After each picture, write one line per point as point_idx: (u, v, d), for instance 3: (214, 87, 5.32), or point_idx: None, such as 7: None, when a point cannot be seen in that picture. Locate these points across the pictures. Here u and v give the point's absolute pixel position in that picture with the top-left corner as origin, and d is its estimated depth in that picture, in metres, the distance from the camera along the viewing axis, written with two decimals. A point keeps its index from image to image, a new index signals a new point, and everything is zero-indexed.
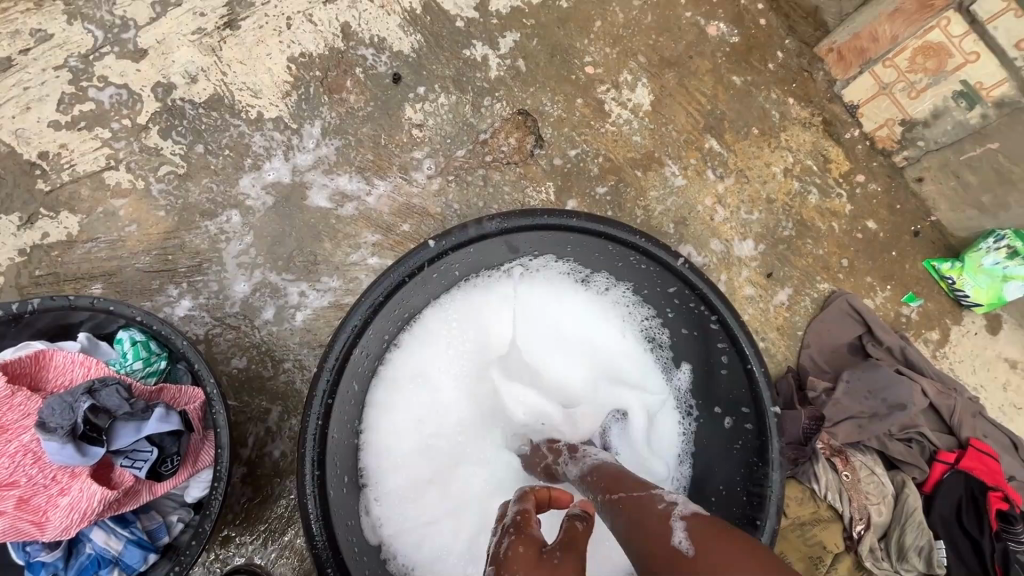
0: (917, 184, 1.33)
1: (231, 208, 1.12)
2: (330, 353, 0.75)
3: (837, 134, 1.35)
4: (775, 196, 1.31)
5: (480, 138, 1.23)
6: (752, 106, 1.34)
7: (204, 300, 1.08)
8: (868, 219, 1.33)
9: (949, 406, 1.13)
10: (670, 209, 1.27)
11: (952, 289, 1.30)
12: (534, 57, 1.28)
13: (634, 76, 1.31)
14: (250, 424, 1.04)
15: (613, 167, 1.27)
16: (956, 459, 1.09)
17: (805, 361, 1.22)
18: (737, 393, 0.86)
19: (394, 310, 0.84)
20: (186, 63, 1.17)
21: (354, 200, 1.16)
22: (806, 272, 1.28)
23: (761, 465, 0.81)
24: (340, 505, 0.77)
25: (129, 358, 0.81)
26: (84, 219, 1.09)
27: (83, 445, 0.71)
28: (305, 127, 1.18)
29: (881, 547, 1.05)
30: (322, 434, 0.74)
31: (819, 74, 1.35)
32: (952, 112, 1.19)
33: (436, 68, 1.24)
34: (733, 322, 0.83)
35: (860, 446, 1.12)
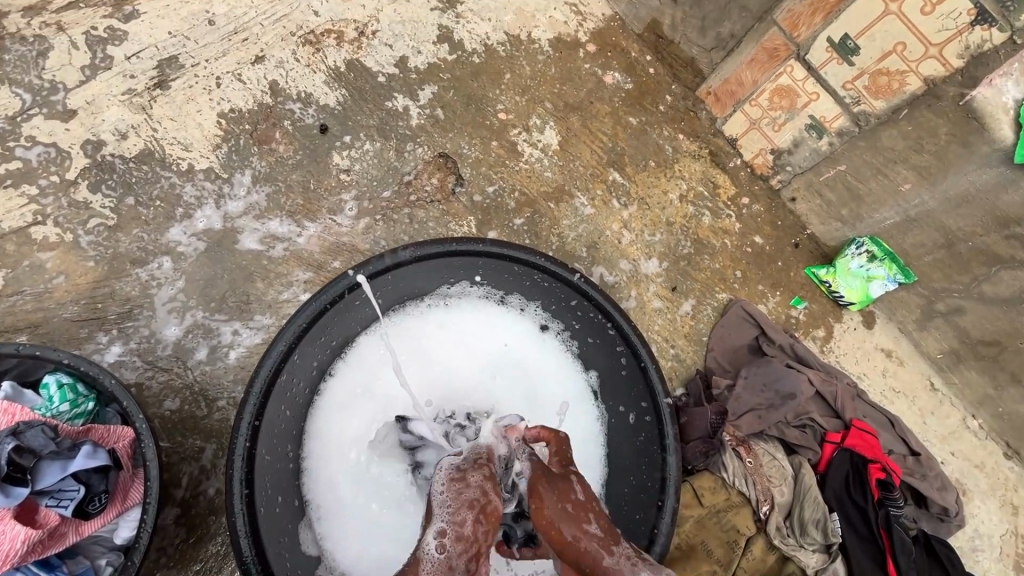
0: (791, 203, 1.53)
1: (162, 255, 1.17)
2: (256, 377, 0.82)
3: (722, 164, 1.55)
4: (673, 219, 1.48)
5: (405, 180, 1.34)
6: (648, 142, 1.52)
7: (135, 345, 1.11)
8: (755, 235, 1.51)
9: (833, 392, 1.28)
10: (581, 236, 1.41)
11: (830, 292, 1.49)
12: (451, 106, 1.42)
13: (542, 120, 1.47)
14: (184, 464, 1.05)
15: (528, 201, 1.40)
16: (842, 439, 1.23)
17: (710, 363, 1.36)
18: (637, 391, 0.96)
19: (320, 338, 0.91)
20: (116, 121, 1.23)
21: (284, 241, 1.23)
22: (705, 284, 1.44)
23: (660, 451, 0.92)
24: (271, 523, 0.82)
25: (55, 401, 0.82)
26: (9, 274, 1.11)
27: (7, 486, 0.74)
28: (235, 176, 1.25)
29: (787, 525, 1.17)
30: (250, 454, 0.80)
31: (702, 113, 1.57)
32: (808, 141, 1.41)
33: (360, 119, 1.36)
34: (627, 327, 0.95)
35: (762, 435, 1.25)
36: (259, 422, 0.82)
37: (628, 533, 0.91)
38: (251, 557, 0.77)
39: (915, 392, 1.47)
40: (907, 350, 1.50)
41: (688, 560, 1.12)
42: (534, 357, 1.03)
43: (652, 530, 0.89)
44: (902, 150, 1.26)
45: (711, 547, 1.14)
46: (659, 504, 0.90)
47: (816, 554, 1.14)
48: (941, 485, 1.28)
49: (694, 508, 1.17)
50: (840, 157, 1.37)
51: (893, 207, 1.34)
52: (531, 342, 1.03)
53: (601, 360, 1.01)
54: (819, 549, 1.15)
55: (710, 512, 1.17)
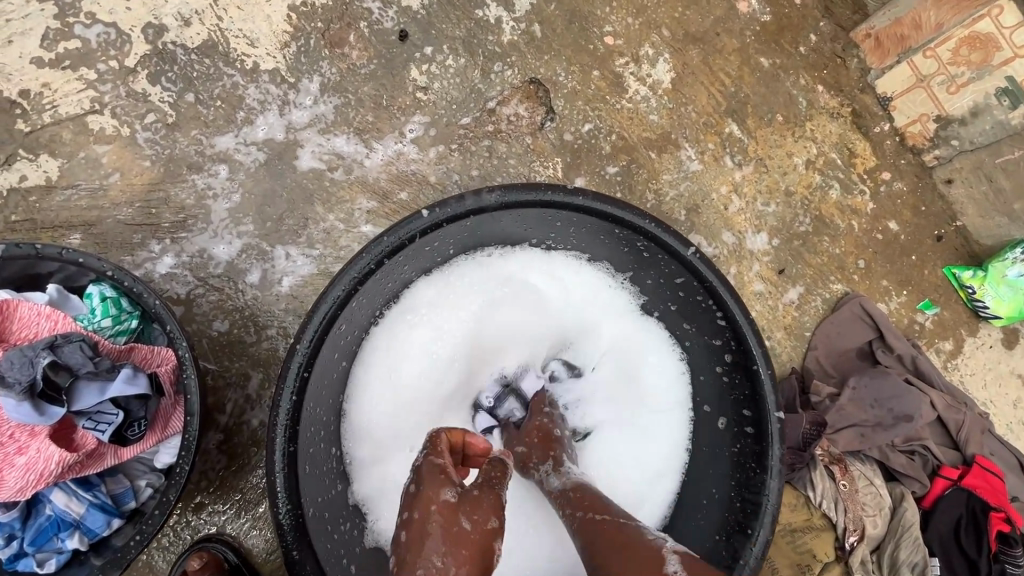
0: (945, 186, 1.26)
1: (219, 163, 1.06)
2: (309, 324, 0.69)
3: (865, 128, 1.27)
4: (794, 189, 1.24)
5: (488, 106, 1.16)
6: (779, 90, 1.26)
7: (187, 258, 1.03)
8: (890, 219, 1.26)
9: (958, 420, 1.09)
10: (683, 195, 1.20)
11: (970, 300, 1.24)
12: (551, 22, 1.20)
13: (655, 50, 1.23)
14: (230, 390, 1.00)
15: (626, 147, 1.20)
16: (959, 476, 1.05)
17: (810, 364, 1.17)
18: (737, 395, 0.81)
19: (382, 281, 0.78)
20: (180, 4, 1.09)
21: (349, 163, 1.10)
22: (819, 271, 1.23)
23: (759, 472, 0.76)
24: (310, 484, 0.71)
25: (97, 314, 0.76)
26: (64, 164, 1.03)
27: (41, 404, 0.67)
28: (302, 81, 1.11)
29: (873, 560, 1.02)
30: (296, 408, 0.69)
31: (853, 61, 1.27)
32: (993, 110, 1.15)
33: (445, 28, 1.17)
34: (741, 319, 0.77)
35: (861, 454, 1.08)
36: (308, 373, 0.70)
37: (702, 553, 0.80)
38: (287, 523, 0.67)
39: None
40: None
41: None
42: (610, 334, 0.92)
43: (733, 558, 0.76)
44: None
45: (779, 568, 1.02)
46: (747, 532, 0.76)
47: None
48: None
49: None
50: None
51: None
52: (611, 317, 0.91)
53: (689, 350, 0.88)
54: None
55: (784, 530, 1.04)
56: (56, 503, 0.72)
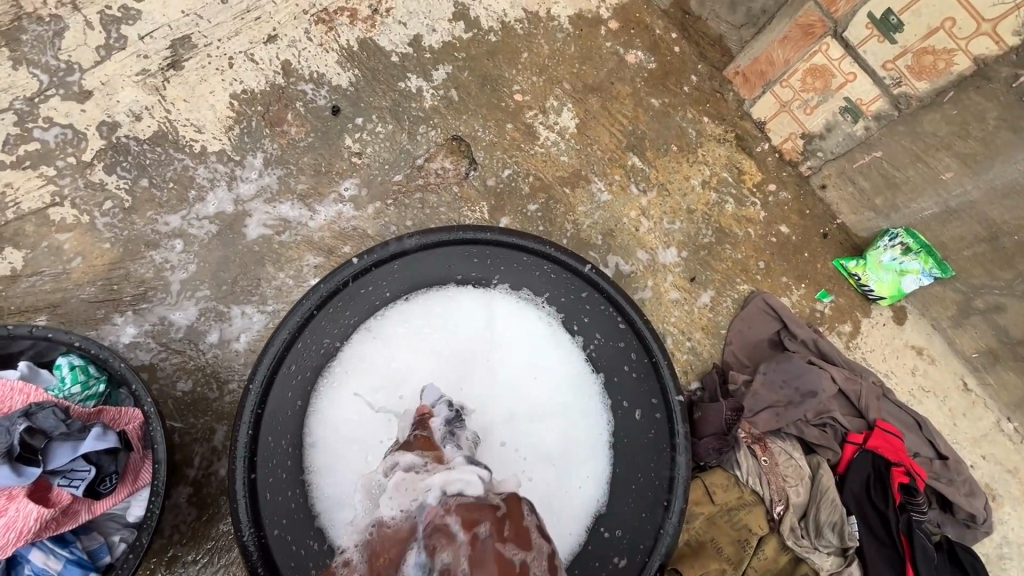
0: (821, 191, 1.46)
1: (175, 238, 1.17)
2: (258, 370, 0.83)
3: (748, 149, 1.47)
4: (694, 207, 1.42)
5: (417, 163, 1.32)
6: (670, 125, 1.46)
7: (149, 327, 1.12)
8: (780, 224, 1.45)
9: (857, 390, 1.23)
10: (598, 222, 1.37)
11: (858, 285, 1.42)
12: (466, 86, 1.38)
13: (559, 102, 1.42)
14: (197, 445, 1.07)
15: (543, 186, 1.36)
16: (864, 439, 1.18)
17: (728, 357, 1.32)
18: (645, 387, 0.94)
19: (325, 325, 0.90)
20: (131, 103, 1.23)
21: (295, 225, 1.22)
22: (726, 275, 1.39)
23: (670, 449, 0.90)
24: (273, 508, 0.81)
25: (67, 382, 0.84)
26: (29, 254, 1.12)
27: (18, 466, 0.74)
28: (247, 158, 1.24)
29: (801, 526, 1.13)
30: (253, 442, 0.81)
31: (729, 95, 1.49)
32: (842, 125, 1.33)
33: (372, 100, 1.33)
34: (637, 321, 0.93)
35: (780, 433, 1.20)
36: (263, 410, 0.83)
37: (632, 532, 0.89)
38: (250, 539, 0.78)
39: (947, 392, 1.41)
40: (940, 347, 1.42)
41: (698, 557, 1.10)
42: (547, 348, 0.96)
43: (658, 529, 0.88)
44: (945, 136, 1.18)
45: (721, 546, 1.12)
46: (665, 504, 0.88)
47: (830, 557, 1.10)
48: (969, 490, 1.22)
49: (705, 505, 1.14)
50: (876, 142, 1.29)
51: (931, 197, 1.26)
52: (546, 333, 0.97)
53: (614, 353, 0.96)
54: (834, 552, 1.11)
55: (721, 510, 1.14)
56: (34, 562, 0.78)
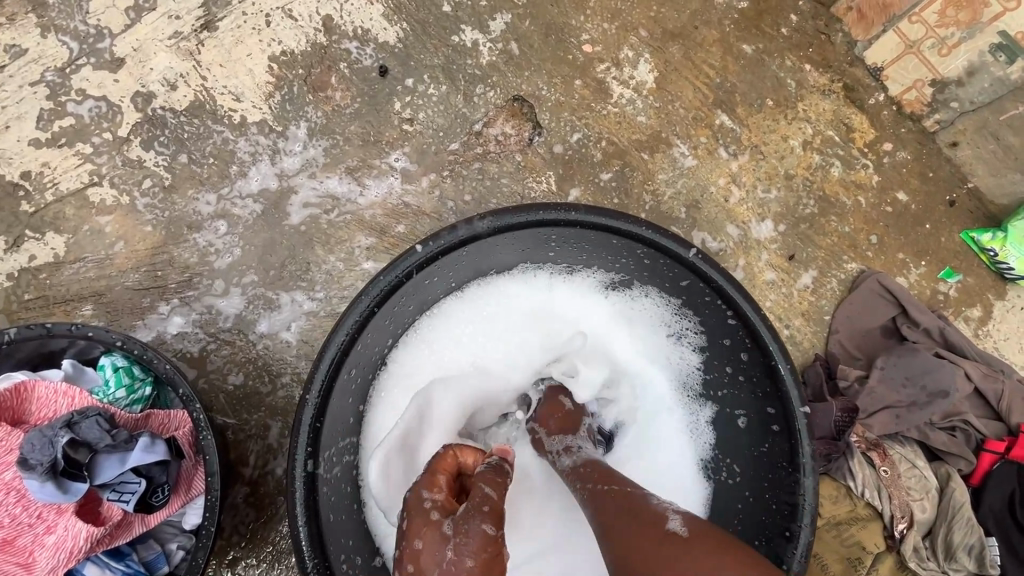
0: (951, 150, 1.22)
1: (218, 219, 1.08)
2: (313, 380, 0.69)
3: (860, 101, 1.24)
4: (794, 172, 1.22)
5: (474, 130, 1.17)
6: (766, 75, 1.24)
7: (196, 316, 1.04)
8: (898, 190, 1.23)
9: (997, 389, 1.04)
10: (681, 192, 1.19)
11: (993, 262, 1.20)
12: (527, 38, 1.20)
13: (635, 52, 1.23)
14: (251, 442, 1.00)
15: (617, 152, 1.19)
16: (1005, 448, 1.00)
17: (834, 348, 1.13)
18: (759, 393, 0.79)
19: (384, 321, 0.77)
20: (165, 70, 1.12)
21: (345, 203, 1.11)
22: (831, 251, 1.20)
23: (791, 471, 0.74)
24: (337, 530, 0.72)
25: (112, 386, 0.77)
26: (70, 239, 1.05)
27: (64, 482, 0.67)
28: (290, 128, 1.12)
29: (926, 546, 0.98)
30: (309, 463, 0.69)
31: (838, 36, 1.25)
32: (990, 68, 1.10)
33: (424, 58, 1.18)
34: (755, 318, 0.75)
35: (898, 437, 1.04)
36: (321, 422, 0.71)
37: None
38: (314, 572, 0.67)
39: None
40: None
41: None
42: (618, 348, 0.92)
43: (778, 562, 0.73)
44: None
45: (827, 564, 0.98)
46: (787, 535, 0.73)
47: None
48: None
49: None
50: None
51: None
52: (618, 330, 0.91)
53: (712, 353, 0.84)
54: None
55: (828, 523, 1.00)
56: None
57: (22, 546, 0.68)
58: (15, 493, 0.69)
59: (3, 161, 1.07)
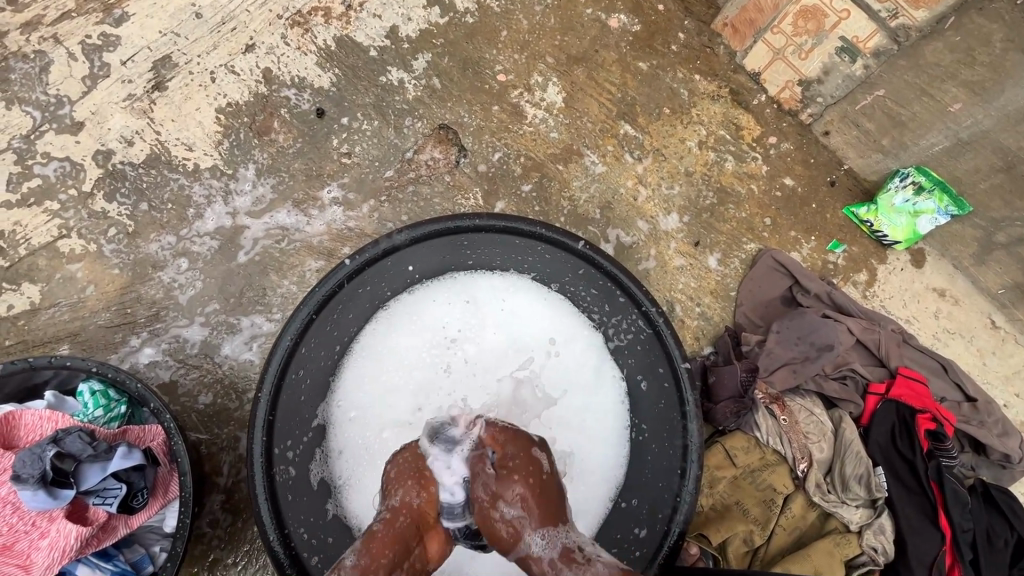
0: (825, 138, 1.40)
1: (180, 256, 1.20)
2: (264, 380, 0.83)
3: (744, 103, 1.42)
4: (693, 169, 1.38)
5: (406, 157, 1.31)
6: (660, 87, 1.42)
7: (165, 345, 1.15)
8: (784, 177, 1.40)
9: (875, 340, 1.20)
10: (595, 196, 1.34)
11: (872, 231, 1.37)
12: (447, 73, 1.36)
13: (544, 77, 1.39)
14: (224, 453, 1.11)
15: (535, 165, 1.34)
16: (886, 389, 1.16)
17: (740, 319, 1.29)
18: (652, 357, 0.93)
19: (327, 326, 0.90)
20: (122, 129, 1.25)
21: (294, 232, 1.24)
22: (732, 235, 1.36)
23: (680, 417, 0.89)
24: (296, 508, 0.84)
25: (90, 407, 0.88)
26: (45, 287, 1.16)
27: (54, 490, 0.78)
28: (239, 170, 1.26)
29: (827, 481, 1.12)
30: (268, 452, 0.83)
31: (720, 48, 1.43)
32: (840, 67, 1.27)
33: (356, 98, 1.32)
34: (636, 292, 0.91)
35: (799, 390, 1.19)
36: (274, 416, 0.84)
37: (652, 503, 0.90)
38: (277, 541, 0.80)
39: (974, 331, 1.36)
40: (963, 287, 1.38)
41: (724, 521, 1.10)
42: (556, 338, 0.99)
43: (675, 498, 0.87)
44: (949, 66, 1.13)
45: (747, 508, 1.11)
46: (681, 471, 0.88)
47: (859, 510, 1.09)
48: (1002, 430, 1.18)
49: (727, 468, 1.13)
50: (878, 81, 1.24)
51: (940, 130, 1.21)
52: (553, 321, 0.99)
53: (618, 329, 0.97)
54: (863, 505, 1.09)
55: (744, 471, 1.14)
56: None
57: (19, 551, 0.78)
58: (11, 505, 0.79)
59: None
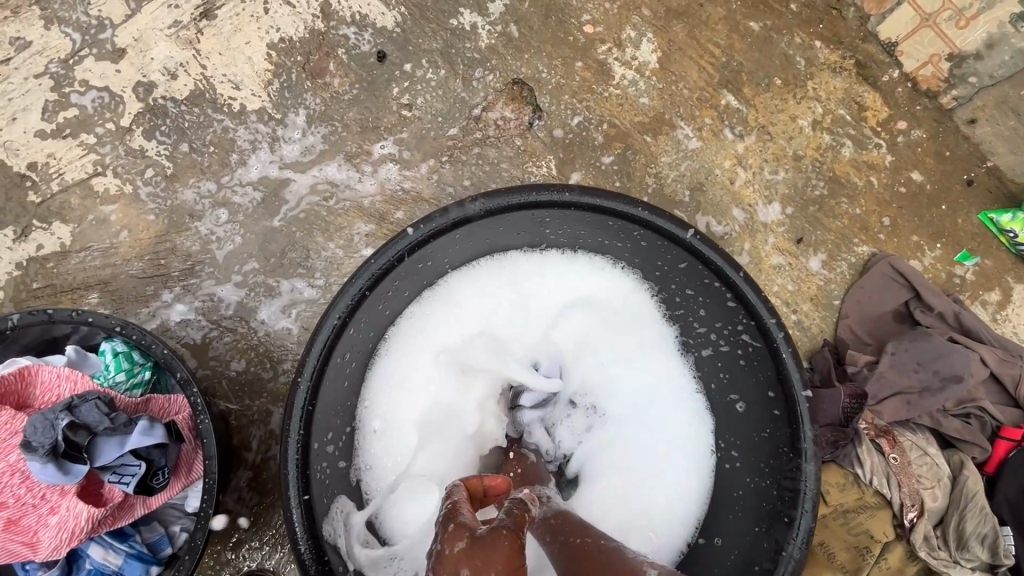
0: (969, 127, 1.17)
1: (219, 207, 1.09)
2: (305, 364, 0.69)
3: (873, 78, 1.20)
4: (803, 153, 1.18)
5: (474, 114, 1.15)
6: (773, 53, 1.20)
7: (199, 304, 1.05)
8: (912, 170, 1.18)
9: (1013, 376, 1.00)
10: (685, 175, 1.16)
11: (1013, 244, 1.15)
12: (527, 20, 1.18)
13: (638, 32, 1.20)
14: (253, 427, 1.01)
15: (619, 135, 1.16)
16: (1022, 436, 0.97)
17: (843, 333, 1.11)
18: (761, 378, 0.77)
19: (379, 304, 0.77)
20: (165, 60, 1.13)
21: (344, 189, 1.11)
22: (842, 234, 1.16)
23: (793, 456, 0.73)
24: (329, 514, 0.72)
25: (112, 370, 0.78)
26: (76, 228, 1.07)
27: (65, 464, 0.68)
28: (289, 116, 1.12)
29: (937, 535, 0.95)
30: (305, 448, 0.70)
31: (850, 10, 1.20)
32: (1011, 39, 1.07)
33: (422, 42, 1.16)
34: (753, 298, 0.73)
35: (910, 424, 1.01)
36: (313, 406, 0.71)
37: (740, 546, 0.77)
38: (308, 553, 0.67)
39: None
40: None
41: (807, 566, 0.95)
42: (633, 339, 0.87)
43: (776, 552, 0.72)
44: None
45: (835, 553, 0.96)
46: (788, 521, 0.72)
47: (976, 574, 0.92)
48: None
49: (817, 506, 0.98)
50: None
51: None
52: (632, 319, 0.87)
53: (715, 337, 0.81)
54: (980, 568, 0.92)
55: (836, 512, 0.97)
56: (94, 557, 0.74)
57: (25, 526, 0.69)
58: (20, 474, 0.70)
59: (10, 152, 1.08)
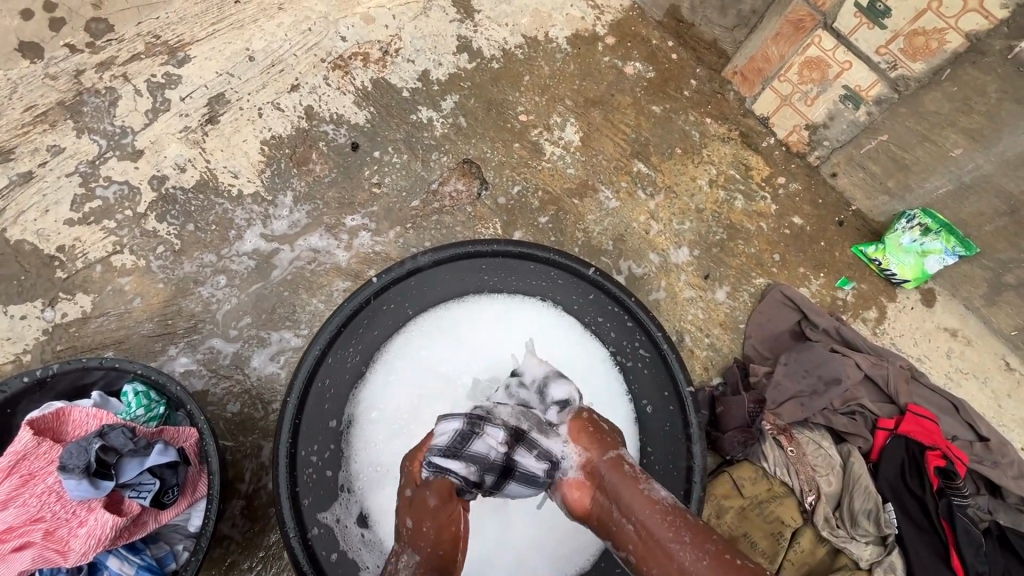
0: (833, 179, 1.46)
1: (219, 274, 1.30)
2: (292, 387, 0.91)
3: (754, 145, 1.49)
4: (703, 206, 1.45)
5: (432, 188, 1.41)
6: (673, 129, 1.49)
7: (200, 356, 1.23)
8: (793, 216, 1.45)
9: (883, 375, 1.22)
10: (608, 228, 1.41)
11: (881, 270, 1.40)
12: (473, 113, 1.47)
13: (562, 118, 1.49)
14: (247, 460, 1.16)
15: (552, 199, 1.42)
16: (895, 425, 1.17)
17: (748, 351, 1.33)
18: (658, 381, 0.99)
19: (352, 341, 0.98)
20: (176, 157, 1.37)
21: (326, 254, 1.33)
22: (741, 269, 1.40)
23: (686, 440, 0.95)
24: (315, 512, 0.90)
25: (133, 406, 0.96)
26: (96, 297, 1.26)
27: (96, 480, 0.85)
28: (279, 197, 1.36)
29: (836, 517, 1.12)
30: (292, 455, 0.90)
31: (730, 94, 1.52)
32: (845, 113, 1.34)
33: (388, 134, 1.43)
34: (646, 318, 0.98)
35: (808, 423, 1.20)
36: (300, 420, 0.92)
37: None
38: (296, 541, 0.87)
39: (987, 372, 1.37)
40: (974, 328, 1.39)
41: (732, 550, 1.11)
42: (569, 363, 1.03)
43: None
44: (949, 113, 1.18)
45: (755, 539, 1.11)
46: (685, 493, 0.93)
47: (869, 547, 1.08)
48: (1017, 473, 1.17)
49: (735, 499, 1.14)
50: (881, 127, 1.30)
51: (943, 175, 1.26)
52: (569, 347, 1.05)
53: (625, 353, 1.02)
54: (874, 542, 1.09)
55: (752, 503, 1.14)
56: (112, 567, 0.87)
57: (59, 537, 0.84)
58: (55, 494, 0.86)
59: (42, 238, 1.29)
